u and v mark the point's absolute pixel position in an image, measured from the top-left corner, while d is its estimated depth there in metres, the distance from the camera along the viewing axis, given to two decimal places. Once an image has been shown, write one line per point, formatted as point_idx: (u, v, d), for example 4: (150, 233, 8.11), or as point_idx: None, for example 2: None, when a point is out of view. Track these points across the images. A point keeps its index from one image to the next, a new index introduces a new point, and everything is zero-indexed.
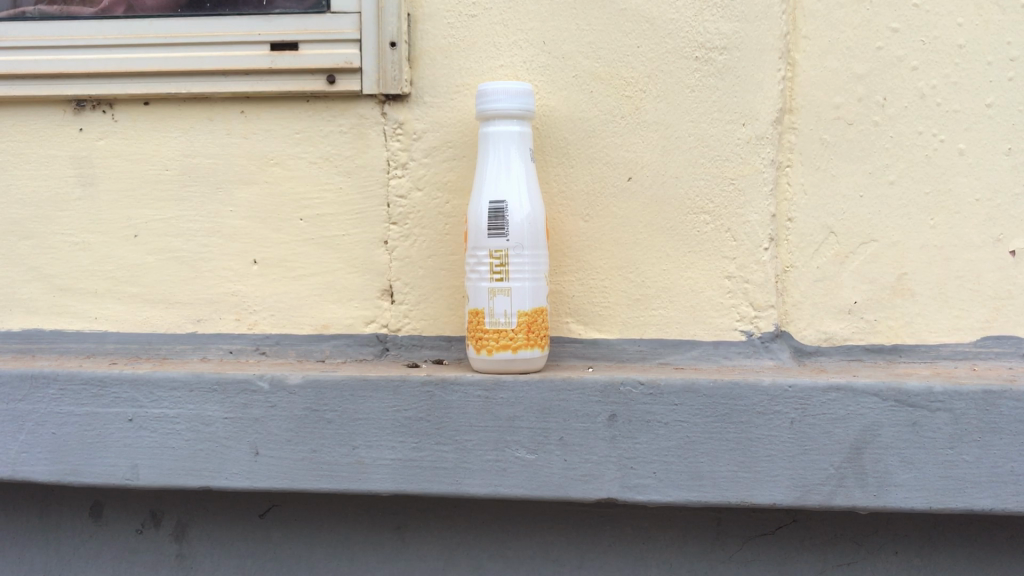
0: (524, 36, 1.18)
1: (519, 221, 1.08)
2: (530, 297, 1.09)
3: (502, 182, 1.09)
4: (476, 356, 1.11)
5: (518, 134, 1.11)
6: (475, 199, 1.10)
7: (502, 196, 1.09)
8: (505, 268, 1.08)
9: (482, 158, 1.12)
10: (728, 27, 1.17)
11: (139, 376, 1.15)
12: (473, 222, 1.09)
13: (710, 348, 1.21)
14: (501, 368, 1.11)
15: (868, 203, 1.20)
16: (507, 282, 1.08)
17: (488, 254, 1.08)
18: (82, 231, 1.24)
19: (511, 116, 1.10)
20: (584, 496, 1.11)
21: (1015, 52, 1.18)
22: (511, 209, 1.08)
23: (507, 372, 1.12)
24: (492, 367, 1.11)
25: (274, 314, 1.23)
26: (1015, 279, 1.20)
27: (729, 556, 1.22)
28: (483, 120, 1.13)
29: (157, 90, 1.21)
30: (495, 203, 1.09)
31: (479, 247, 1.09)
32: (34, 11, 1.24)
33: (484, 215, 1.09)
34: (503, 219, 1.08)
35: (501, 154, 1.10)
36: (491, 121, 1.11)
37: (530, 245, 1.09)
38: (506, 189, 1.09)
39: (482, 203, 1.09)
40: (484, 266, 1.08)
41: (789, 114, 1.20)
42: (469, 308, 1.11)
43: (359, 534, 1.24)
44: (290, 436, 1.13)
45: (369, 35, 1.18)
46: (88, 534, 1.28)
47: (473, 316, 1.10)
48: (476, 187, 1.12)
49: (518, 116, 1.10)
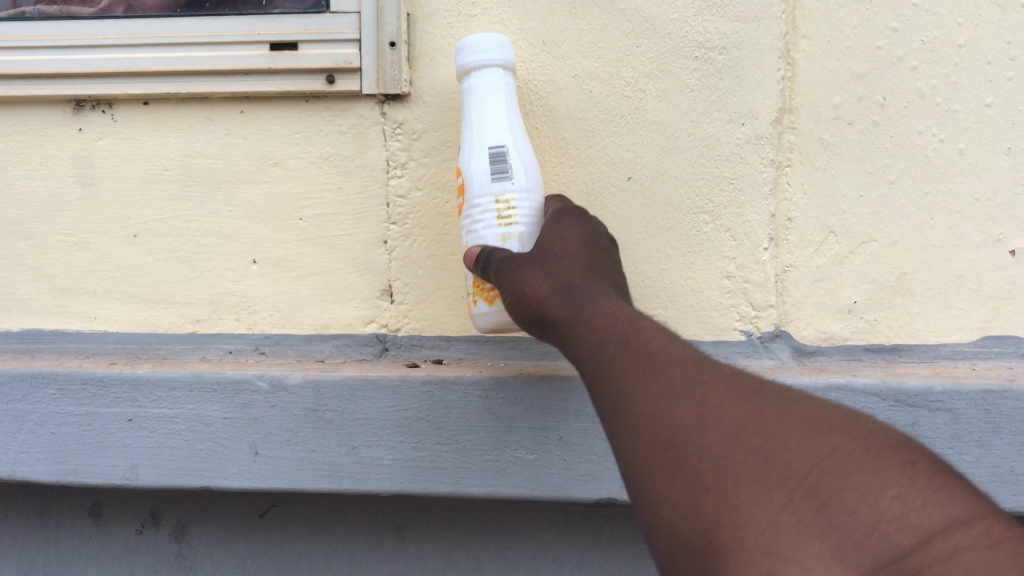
0: (524, 36, 1.18)
1: (521, 166, 1.01)
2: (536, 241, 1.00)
3: (498, 126, 1.02)
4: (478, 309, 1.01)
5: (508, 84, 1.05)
6: (470, 152, 1.02)
7: (501, 142, 1.01)
8: (511, 212, 0.99)
9: (466, 112, 1.04)
10: (728, 27, 1.16)
11: (139, 377, 1.14)
12: (473, 173, 1.01)
13: (710, 348, 1.21)
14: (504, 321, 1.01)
15: (868, 203, 1.20)
16: (513, 227, 0.99)
17: (493, 200, 0.99)
18: (82, 231, 1.24)
19: (492, 66, 1.03)
20: (583, 496, 1.12)
21: (1015, 51, 1.17)
22: (511, 154, 1.00)
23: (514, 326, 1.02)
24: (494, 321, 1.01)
25: (274, 314, 1.24)
26: (1015, 279, 1.20)
27: None
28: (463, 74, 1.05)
29: (156, 90, 1.20)
30: (496, 149, 1.00)
31: (484, 196, 1.00)
32: (34, 11, 1.24)
33: (486, 163, 1.00)
34: (503, 162, 1.00)
35: (492, 99, 1.03)
36: (471, 73, 1.04)
37: (531, 187, 1.01)
38: (504, 133, 1.01)
39: (480, 150, 1.00)
40: (492, 213, 0.99)
41: (788, 114, 1.20)
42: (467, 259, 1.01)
43: (359, 534, 1.24)
44: (289, 435, 1.13)
45: (368, 34, 1.16)
46: (88, 533, 1.28)
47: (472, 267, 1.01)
48: (466, 142, 1.03)
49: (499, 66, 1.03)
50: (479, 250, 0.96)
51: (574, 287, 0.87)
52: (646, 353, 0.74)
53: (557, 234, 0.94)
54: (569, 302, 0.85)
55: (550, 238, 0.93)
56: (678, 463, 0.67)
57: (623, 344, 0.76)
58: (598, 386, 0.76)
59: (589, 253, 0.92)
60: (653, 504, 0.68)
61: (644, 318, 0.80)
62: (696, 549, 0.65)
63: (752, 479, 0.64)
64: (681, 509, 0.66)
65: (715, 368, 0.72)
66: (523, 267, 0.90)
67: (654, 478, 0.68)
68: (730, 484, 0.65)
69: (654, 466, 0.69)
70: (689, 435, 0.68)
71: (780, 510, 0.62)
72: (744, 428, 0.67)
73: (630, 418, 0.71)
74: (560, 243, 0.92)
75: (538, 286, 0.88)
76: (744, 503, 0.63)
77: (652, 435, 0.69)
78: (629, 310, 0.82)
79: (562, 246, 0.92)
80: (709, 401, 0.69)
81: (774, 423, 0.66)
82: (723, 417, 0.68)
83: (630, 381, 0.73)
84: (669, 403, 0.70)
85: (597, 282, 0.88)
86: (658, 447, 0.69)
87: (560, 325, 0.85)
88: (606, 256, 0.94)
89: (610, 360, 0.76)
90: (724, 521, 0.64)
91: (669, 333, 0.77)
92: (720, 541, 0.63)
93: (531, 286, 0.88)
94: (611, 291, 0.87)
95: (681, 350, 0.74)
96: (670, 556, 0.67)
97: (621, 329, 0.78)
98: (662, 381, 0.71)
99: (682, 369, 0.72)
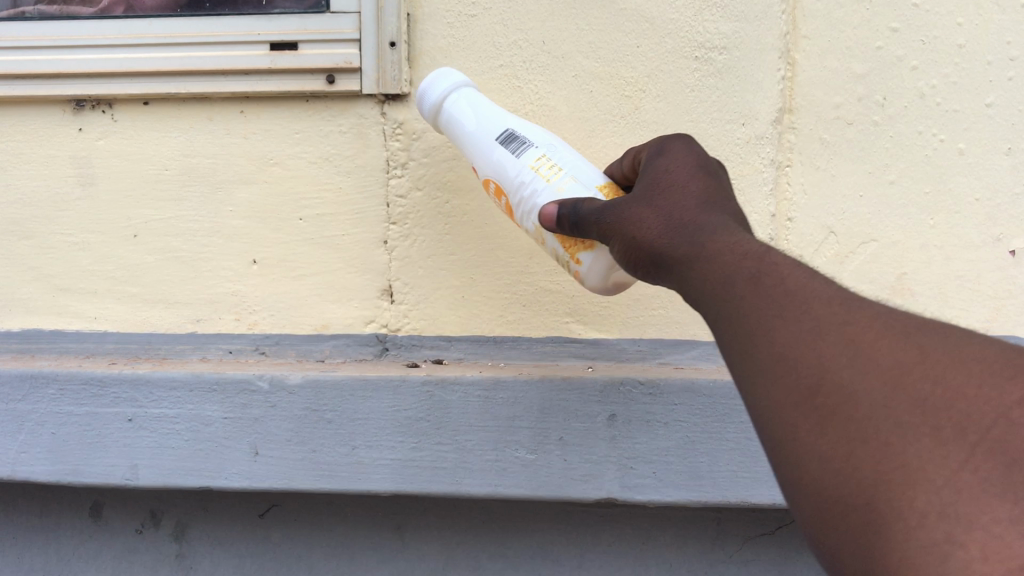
0: (524, 36, 1.17)
1: (537, 137, 0.95)
2: (594, 173, 0.92)
3: (492, 115, 0.98)
4: (581, 268, 0.91)
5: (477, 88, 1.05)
6: (481, 150, 0.96)
7: (502, 125, 0.97)
8: (555, 168, 0.91)
9: (460, 138, 1.00)
10: (728, 27, 1.16)
11: (139, 377, 1.14)
12: (495, 162, 0.94)
13: (710, 348, 1.21)
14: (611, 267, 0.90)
15: (868, 203, 1.20)
16: (565, 176, 0.90)
17: (530, 168, 0.91)
18: (82, 231, 1.24)
19: (457, 88, 1.02)
20: (584, 496, 1.12)
21: (1015, 51, 1.17)
22: (522, 133, 0.95)
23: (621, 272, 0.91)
24: (602, 272, 0.90)
25: (274, 314, 1.24)
26: (1015, 279, 1.20)
27: (729, 555, 1.22)
28: (438, 114, 1.03)
29: (156, 90, 1.20)
30: (501, 133, 0.96)
31: (517, 171, 0.92)
32: (34, 11, 1.24)
33: (500, 148, 0.94)
34: (518, 141, 0.94)
35: (472, 99, 1.01)
36: (447, 107, 1.01)
37: (560, 147, 0.95)
38: (502, 118, 0.98)
39: (492, 145, 0.95)
40: (536, 177, 0.90)
41: (788, 114, 1.20)
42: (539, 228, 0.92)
43: (359, 534, 1.24)
44: (289, 436, 1.13)
45: (368, 34, 1.16)
46: (87, 533, 1.28)
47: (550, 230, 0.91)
48: (471, 147, 0.98)
49: (461, 84, 1.02)
50: (554, 208, 0.85)
51: (683, 218, 0.70)
52: (781, 286, 0.59)
53: (659, 163, 0.79)
54: (677, 235, 0.69)
55: (652, 171, 0.78)
56: (828, 414, 0.53)
57: (749, 276, 0.61)
58: (715, 326, 0.62)
59: (698, 179, 0.75)
60: (792, 459, 0.54)
61: (773, 246, 0.63)
62: (849, 512, 0.51)
63: (923, 432, 0.50)
64: (831, 464, 0.52)
65: (869, 304, 0.56)
66: (623, 207, 0.76)
67: (793, 427, 0.54)
68: (893, 436, 0.50)
69: (794, 415, 0.54)
70: (839, 379, 0.53)
71: (958, 467, 0.48)
72: (910, 371, 0.52)
73: (759, 361, 0.57)
74: (662, 173, 0.77)
75: (635, 222, 0.73)
76: (911, 458, 0.49)
77: (791, 380, 0.55)
78: (755, 239, 0.65)
79: (665, 176, 0.77)
80: (865, 337, 0.54)
81: (950, 366, 0.52)
82: (888, 357, 0.53)
83: (761, 319, 0.58)
84: (812, 343, 0.55)
85: (716, 208, 0.71)
86: (799, 392, 0.54)
87: (670, 262, 0.69)
88: (719, 183, 0.76)
89: (736, 294, 0.60)
90: (886, 479, 0.50)
91: (805, 263, 0.61)
92: (881, 505, 0.50)
93: (640, 225, 0.73)
94: (733, 218, 0.70)
95: (825, 284, 0.58)
96: (814, 519, 0.53)
97: (745, 258, 0.62)
98: (802, 318, 0.56)
99: (826, 306, 0.56)
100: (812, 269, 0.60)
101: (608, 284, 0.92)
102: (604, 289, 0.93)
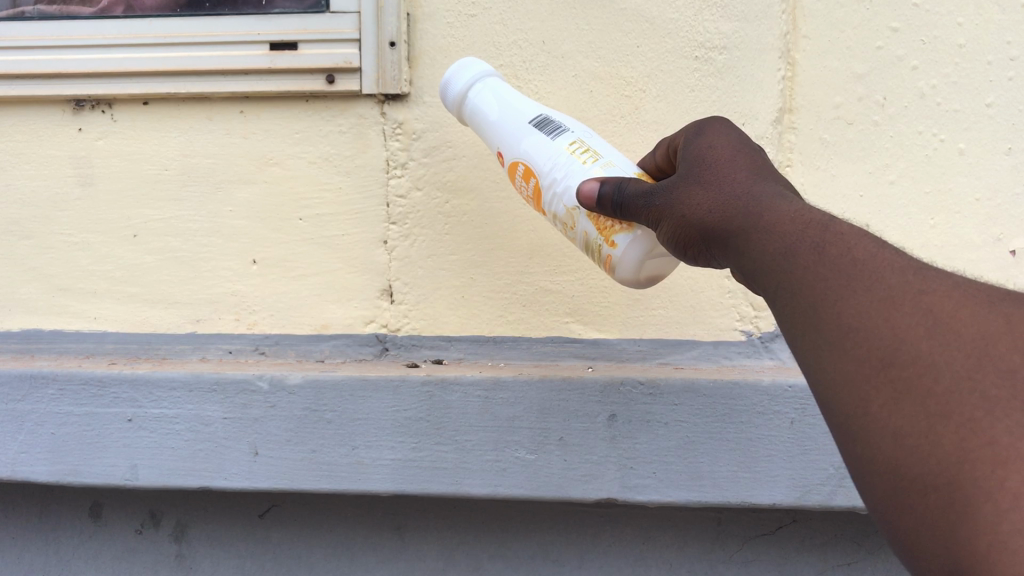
0: (524, 36, 1.17)
1: (568, 123, 0.95)
2: (627, 162, 0.92)
3: (525, 104, 0.98)
4: (617, 252, 0.88)
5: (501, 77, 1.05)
6: (512, 134, 0.95)
7: (536, 111, 0.96)
8: (590, 151, 0.91)
9: (486, 123, 0.99)
10: (728, 27, 1.16)
11: (139, 377, 1.14)
12: (528, 145, 0.93)
13: (710, 348, 1.21)
14: (646, 253, 0.88)
15: (868, 203, 1.21)
16: (602, 160, 0.89)
17: (565, 150, 0.90)
18: (82, 231, 1.24)
19: (480, 77, 1.01)
20: (584, 496, 1.12)
21: (1015, 51, 1.17)
22: (553, 119, 0.95)
23: (653, 260, 0.89)
24: (638, 256, 0.88)
25: (273, 315, 1.23)
26: (1015, 279, 1.20)
27: (729, 556, 1.22)
28: (461, 106, 1.03)
29: (155, 90, 1.19)
30: (535, 118, 0.95)
31: (553, 152, 0.90)
32: (34, 11, 1.25)
33: (535, 130, 0.93)
34: (550, 126, 0.94)
35: (501, 89, 1.01)
36: (471, 96, 1.01)
37: (591, 134, 0.95)
38: (534, 107, 0.97)
39: (525, 130, 0.94)
40: (572, 158, 0.89)
41: (789, 114, 1.20)
42: (576, 211, 0.89)
43: (359, 534, 1.24)
44: (289, 436, 1.13)
45: (368, 34, 1.16)
46: (87, 533, 1.28)
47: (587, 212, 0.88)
48: (501, 130, 0.96)
49: (483, 74, 1.02)
50: (594, 188, 0.84)
51: (742, 195, 0.71)
52: (849, 259, 0.59)
53: (703, 144, 0.80)
54: (736, 212, 0.70)
55: (697, 150, 0.79)
56: (906, 386, 0.53)
57: (816, 250, 0.61)
58: (782, 302, 0.62)
59: (748, 158, 0.76)
60: (865, 435, 0.54)
61: (840, 220, 0.64)
62: (930, 491, 0.51)
63: (1012, 407, 0.50)
64: (909, 439, 0.52)
65: (943, 277, 0.57)
66: (676, 187, 0.77)
67: (867, 401, 0.55)
68: (979, 411, 0.51)
69: (868, 389, 0.55)
70: (916, 351, 0.54)
71: None
72: (993, 344, 0.53)
73: (830, 333, 0.57)
74: (709, 152, 0.78)
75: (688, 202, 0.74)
76: (1001, 435, 0.49)
77: (864, 353, 0.55)
78: (820, 214, 0.66)
79: (715, 155, 0.77)
80: (940, 309, 0.55)
81: None
82: (966, 329, 0.53)
83: (831, 291, 0.59)
84: (886, 314, 0.55)
85: (776, 187, 0.72)
86: (873, 363, 0.55)
87: (730, 239, 0.69)
88: (769, 165, 0.77)
89: (804, 268, 0.61)
90: (974, 456, 0.50)
91: (874, 237, 0.61)
92: (967, 484, 0.50)
93: (691, 204, 0.74)
94: (794, 197, 0.71)
95: (896, 256, 0.59)
96: (888, 496, 0.53)
97: (812, 233, 0.63)
98: (874, 290, 0.57)
99: (900, 277, 0.57)
100: (876, 241, 0.61)
101: (639, 272, 0.90)
102: (633, 278, 0.90)
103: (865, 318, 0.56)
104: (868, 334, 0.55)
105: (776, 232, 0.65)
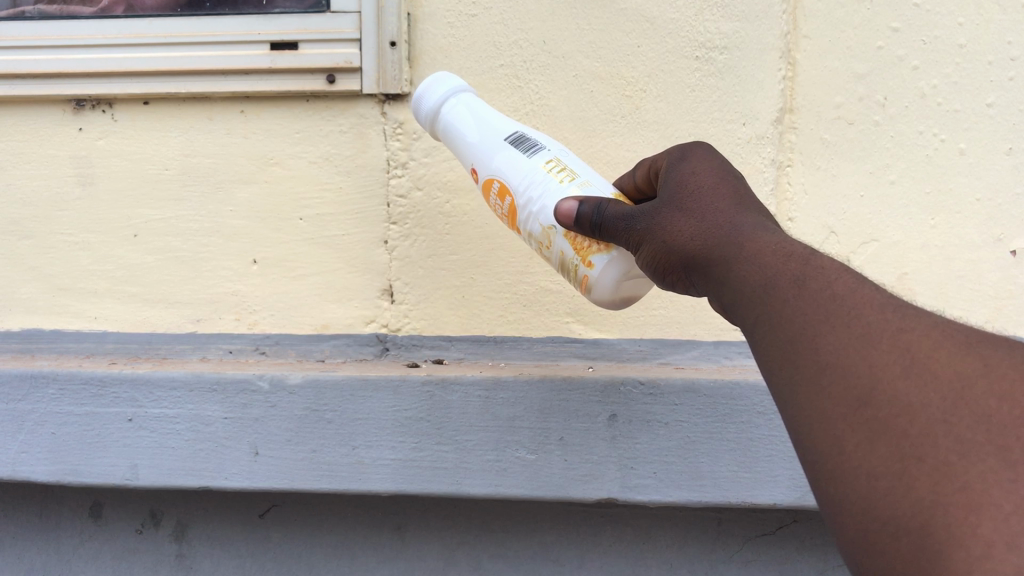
0: (524, 36, 1.17)
1: (542, 140, 0.95)
2: (602, 179, 0.93)
3: (500, 120, 0.98)
4: (595, 274, 0.87)
5: (476, 94, 1.04)
6: (488, 149, 0.94)
7: (511, 128, 0.96)
8: (566, 169, 0.91)
9: (460, 139, 0.98)
10: (728, 28, 1.16)
11: (139, 377, 1.14)
12: (504, 161, 0.92)
13: (710, 348, 1.22)
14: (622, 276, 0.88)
15: (868, 203, 1.21)
16: (579, 179, 0.90)
17: (542, 167, 0.90)
18: (82, 231, 1.24)
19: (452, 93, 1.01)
20: (584, 496, 1.12)
21: (1015, 52, 1.17)
22: (528, 134, 0.95)
23: (627, 283, 0.90)
24: (614, 278, 0.88)
25: (274, 315, 1.24)
26: (1015, 279, 1.20)
27: (729, 556, 1.22)
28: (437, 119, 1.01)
29: (155, 89, 1.19)
30: (512, 134, 0.95)
31: (528, 169, 0.90)
32: (33, 11, 1.24)
33: (510, 148, 0.93)
34: (526, 143, 0.94)
35: (476, 104, 1.01)
36: (445, 111, 1.00)
37: (564, 149, 0.96)
38: (510, 123, 0.97)
39: (501, 146, 0.94)
40: (549, 177, 0.89)
41: (788, 115, 1.21)
42: (555, 231, 0.88)
43: (360, 534, 1.24)
44: (289, 436, 1.13)
45: (368, 34, 1.16)
46: (87, 533, 1.28)
47: (567, 233, 0.88)
48: (477, 147, 0.96)
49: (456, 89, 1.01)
50: (573, 207, 0.84)
51: (723, 224, 0.71)
52: (829, 293, 0.60)
53: (686, 169, 0.80)
54: (717, 242, 0.70)
55: (680, 176, 0.79)
56: (880, 428, 0.53)
57: (796, 283, 0.62)
58: (760, 336, 0.62)
59: (731, 186, 0.76)
60: (838, 474, 0.54)
61: (821, 255, 0.64)
62: (902, 534, 0.51)
63: (987, 451, 0.50)
64: (883, 480, 0.52)
65: (922, 316, 0.57)
66: (658, 213, 0.77)
67: (840, 440, 0.55)
68: (954, 455, 0.50)
69: (843, 428, 0.55)
70: (892, 390, 0.53)
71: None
72: (971, 386, 0.52)
73: (807, 368, 0.58)
74: (692, 178, 0.78)
75: (672, 231, 0.74)
76: (974, 479, 0.49)
77: (840, 390, 0.55)
78: (800, 245, 0.66)
79: (698, 181, 0.77)
80: (917, 348, 0.54)
81: (1006, 381, 0.52)
82: (942, 371, 0.53)
83: (809, 327, 0.59)
84: (863, 352, 0.55)
85: (758, 218, 0.72)
86: (848, 403, 0.55)
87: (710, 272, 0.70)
88: (752, 194, 0.77)
89: (783, 303, 0.61)
90: (946, 502, 0.49)
91: (855, 272, 0.62)
92: (938, 529, 0.49)
93: (672, 231, 0.74)
94: (776, 228, 0.71)
95: (876, 292, 0.59)
96: (859, 538, 0.53)
97: (792, 267, 0.63)
98: (852, 327, 0.57)
99: (879, 315, 0.57)
100: (854, 276, 0.61)
101: (615, 293, 0.90)
102: (609, 299, 0.91)
103: (841, 357, 0.56)
104: (843, 373, 0.56)
105: (757, 265, 0.65)
